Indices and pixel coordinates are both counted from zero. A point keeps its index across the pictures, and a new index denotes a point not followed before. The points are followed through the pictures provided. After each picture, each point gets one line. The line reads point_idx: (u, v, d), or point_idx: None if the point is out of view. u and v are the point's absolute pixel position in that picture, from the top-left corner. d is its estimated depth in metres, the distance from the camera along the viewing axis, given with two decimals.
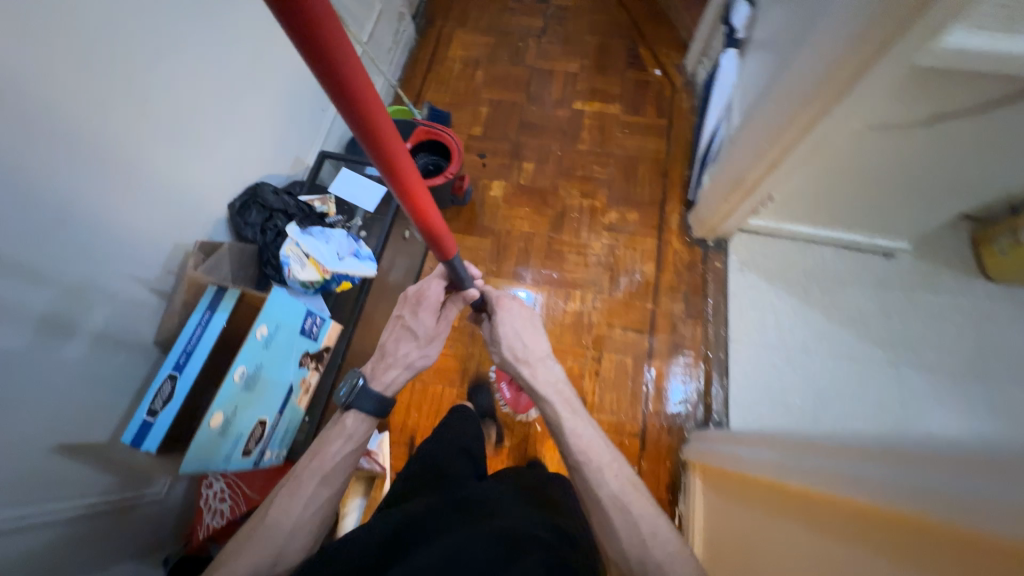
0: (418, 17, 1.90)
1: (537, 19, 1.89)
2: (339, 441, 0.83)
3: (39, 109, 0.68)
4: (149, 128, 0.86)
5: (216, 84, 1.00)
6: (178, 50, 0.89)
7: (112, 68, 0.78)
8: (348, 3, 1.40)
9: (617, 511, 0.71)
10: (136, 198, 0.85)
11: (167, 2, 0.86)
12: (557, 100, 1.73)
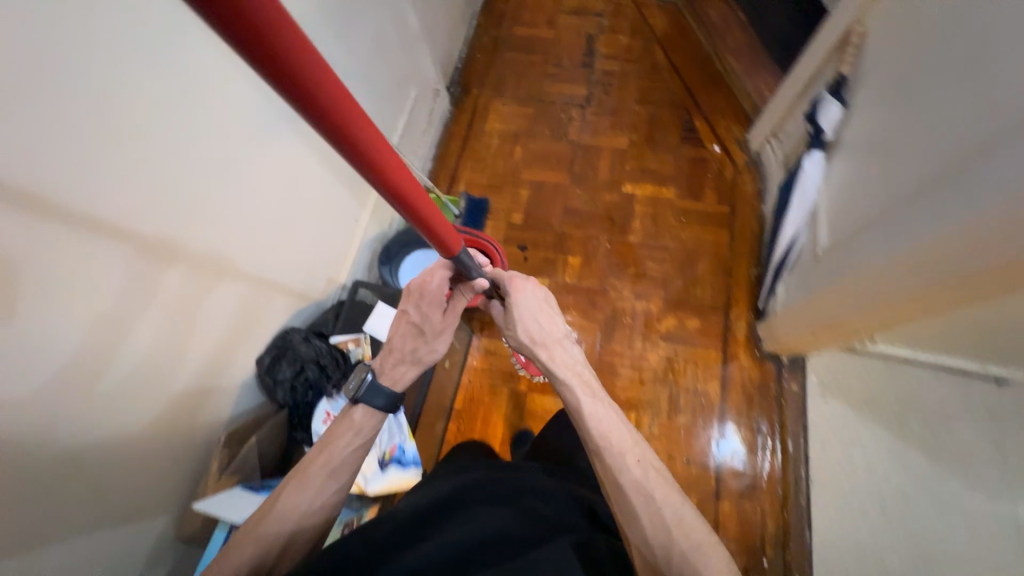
0: (452, 86, 1.76)
1: (580, 86, 1.73)
2: (350, 433, 0.77)
3: (47, 367, 0.58)
4: (183, 319, 0.76)
5: (249, 246, 0.89)
6: (214, 222, 0.79)
7: (142, 276, 0.67)
8: (380, 101, 1.28)
9: (638, 500, 0.67)
10: (152, 403, 0.75)
11: (196, 176, 0.74)
12: (605, 182, 1.57)
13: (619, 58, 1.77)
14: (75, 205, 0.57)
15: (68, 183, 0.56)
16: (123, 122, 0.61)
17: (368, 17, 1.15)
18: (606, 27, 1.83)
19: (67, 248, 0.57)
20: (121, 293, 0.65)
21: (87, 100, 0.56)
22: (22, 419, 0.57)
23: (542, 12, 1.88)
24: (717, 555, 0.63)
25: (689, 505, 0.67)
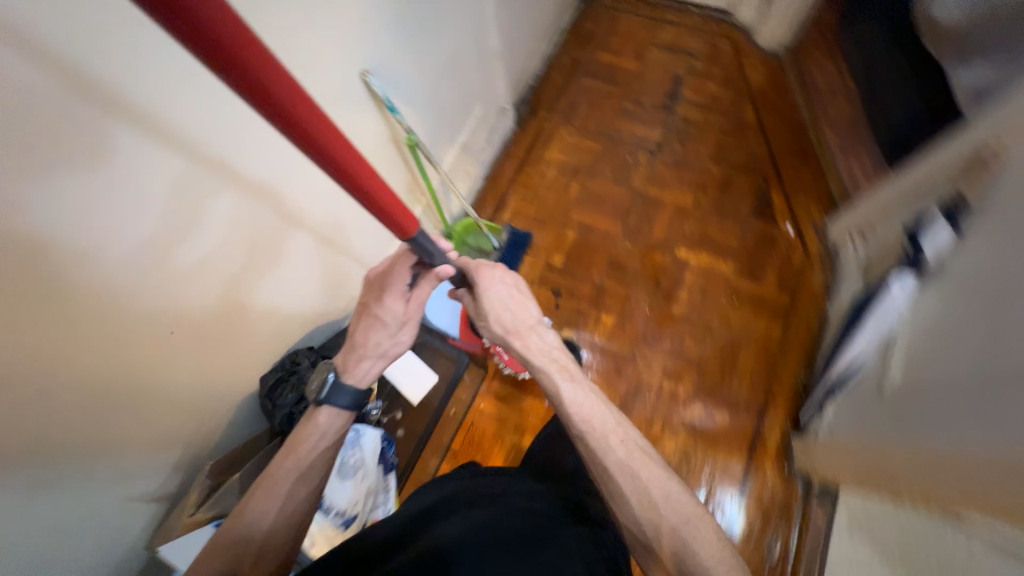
0: (520, 105, 1.68)
1: (655, 130, 1.61)
2: (315, 436, 0.74)
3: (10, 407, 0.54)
4: (167, 350, 0.71)
5: (270, 267, 0.86)
6: (223, 250, 0.74)
7: (124, 310, 0.63)
8: (444, 120, 1.22)
9: (625, 483, 0.69)
10: (135, 425, 0.72)
11: (213, 206, 0.69)
12: (659, 241, 1.46)
13: (703, 107, 1.64)
14: (75, 234, 0.54)
15: (68, 213, 0.52)
16: (138, 148, 0.57)
17: (447, 34, 1.09)
18: (695, 70, 1.70)
19: (59, 278, 0.54)
20: (117, 320, 0.62)
21: (106, 125, 0.53)
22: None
23: (630, 43, 1.77)
24: (705, 526, 0.66)
25: (672, 480, 0.70)
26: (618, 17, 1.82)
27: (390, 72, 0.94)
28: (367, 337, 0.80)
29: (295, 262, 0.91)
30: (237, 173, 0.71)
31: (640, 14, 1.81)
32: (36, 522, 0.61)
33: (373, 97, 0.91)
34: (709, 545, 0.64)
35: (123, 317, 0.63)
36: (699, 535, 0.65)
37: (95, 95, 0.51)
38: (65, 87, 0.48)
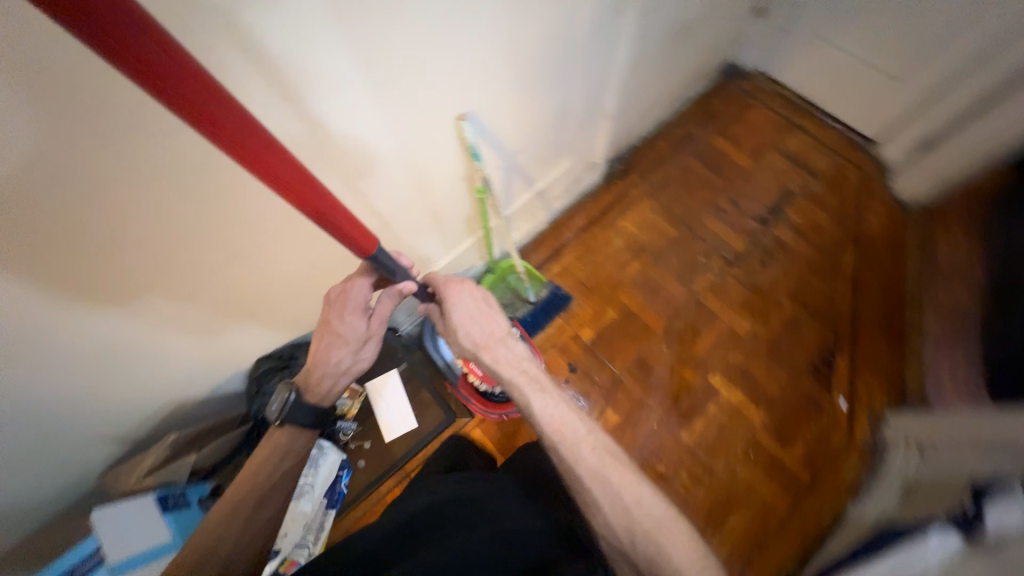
0: (615, 162, 1.60)
1: (740, 240, 1.49)
2: (275, 453, 0.73)
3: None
4: (154, 323, 0.71)
5: (301, 271, 0.84)
6: (247, 249, 0.72)
7: (114, 281, 0.62)
8: (528, 166, 1.17)
9: (600, 492, 0.66)
10: (119, 378, 0.73)
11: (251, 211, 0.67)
12: (698, 359, 1.35)
13: (800, 237, 1.50)
14: (81, 214, 0.54)
15: (67, 192, 0.51)
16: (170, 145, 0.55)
17: (564, 91, 1.03)
18: (810, 195, 1.55)
19: (42, 247, 0.53)
20: (111, 288, 0.63)
21: (146, 124, 0.52)
22: None
23: (754, 139, 1.64)
24: (678, 539, 0.63)
25: (643, 488, 0.67)
26: (752, 107, 1.69)
27: (488, 116, 0.91)
28: (332, 355, 0.79)
29: (331, 274, 0.89)
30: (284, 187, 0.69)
31: (776, 112, 1.68)
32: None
33: (460, 139, 0.89)
34: (685, 557, 0.60)
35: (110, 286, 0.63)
36: (671, 546, 0.61)
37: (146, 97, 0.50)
38: (116, 86, 0.47)
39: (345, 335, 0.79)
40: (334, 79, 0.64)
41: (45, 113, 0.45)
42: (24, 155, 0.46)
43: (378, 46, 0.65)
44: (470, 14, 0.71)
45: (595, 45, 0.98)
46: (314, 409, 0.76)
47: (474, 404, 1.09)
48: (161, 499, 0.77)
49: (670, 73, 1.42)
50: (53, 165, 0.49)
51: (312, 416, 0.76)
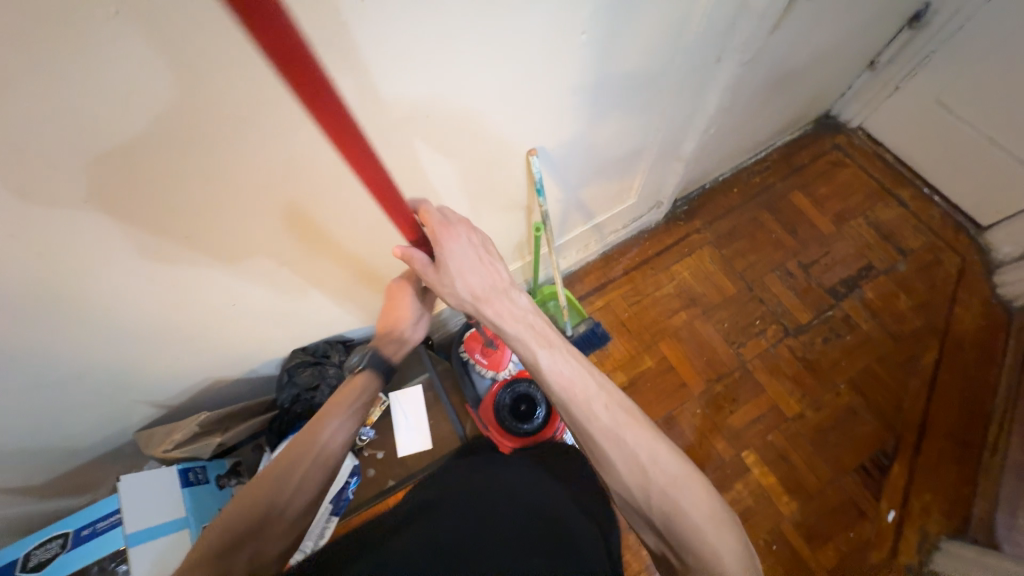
0: (680, 203, 1.51)
1: (805, 310, 1.38)
2: (356, 391, 0.71)
3: (58, 317, 0.59)
4: (209, 317, 0.74)
5: (343, 281, 0.85)
6: (303, 257, 0.74)
7: (183, 282, 0.65)
8: (591, 201, 1.12)
9: (613, 450, 0.60)
10: (165, 357, 0.76)
11: (313, 223, 0.68)
12: (733, 431, 1.26)
13: (875, 321, 1.35)
14: (161, 226, 0.55)
15: (153, 204, 0.52)
16: (248, 166, 0.55)
17: (643, 135, 0.98)
18: (895, 275, 1.40)
19: (127, 251, 0.56)
20: (170, 291, 0.65)
21: (218, 151, 0.51)
22: (28, 334, 0.59)
23: (839, 203, 1.50)
24: (693, 492, 0.57)
25: (658, 440, 0.60)
26: (844, 168, 1.54)
27: (561, 152, 0.87)
28: (399, 327, 0.79)
29: (373, 280, 0.89)
30: (341, 207, 0.68)
31: (872, 177, 1.52)
32: (49, 391, 0.68)
33: (528, 173, 0.86)
34: (700, 513, 0.56)
35: (181, 287, 0.66)
36: (687, 506, 0.56)
37: (225, 127, 0.49)
38: (195, 115, 0.47)
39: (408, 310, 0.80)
40: (421, 110, 0.60)
41: (125, 141, 0.45)
42: (104, 177, 0.47)
43: (472, 84, 0.61)
44: (566, 58, 0.66)
45: (689, 94, 0.92)
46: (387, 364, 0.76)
47: (492, 433, 1.05)
48: (185, 470, 0.81)
49: (761, 122, 1.32)
50: (129, 187, 0.49)
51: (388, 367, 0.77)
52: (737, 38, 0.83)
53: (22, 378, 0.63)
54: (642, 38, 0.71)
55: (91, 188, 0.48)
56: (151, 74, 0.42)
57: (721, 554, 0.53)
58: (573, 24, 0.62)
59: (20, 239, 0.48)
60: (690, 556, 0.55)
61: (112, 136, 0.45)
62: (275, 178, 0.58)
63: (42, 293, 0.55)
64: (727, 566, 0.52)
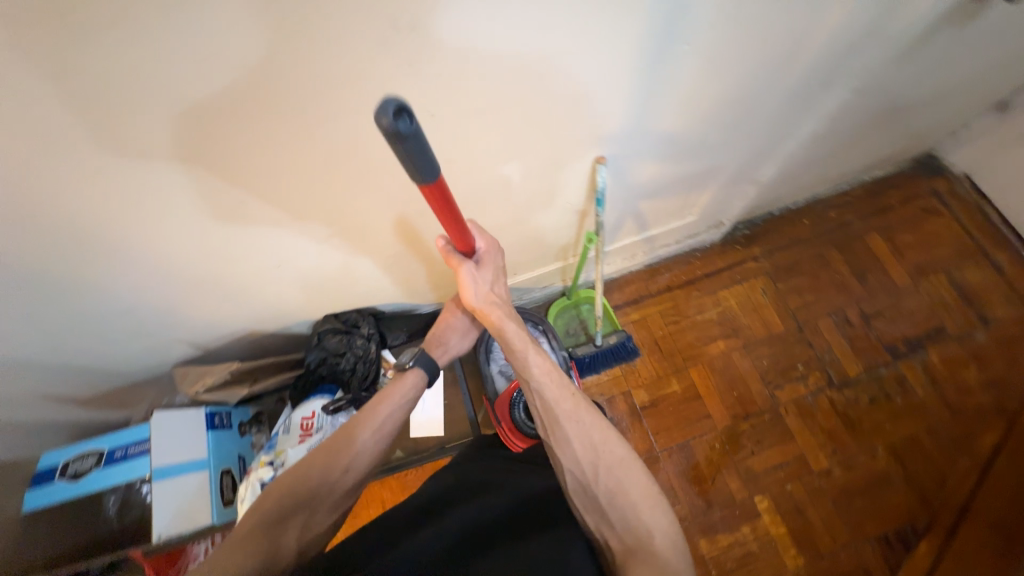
0: (741, 226, 1.41)
1: (857, 363, 1.27)
2: (403, 389, 0.75)
3: (110, 254, 0.60)
4: (250, 274, 0.75)
5: (382, 258, 0.83)
6: (347, 231, 0.73)
7: (229, 240, 0.65)
8: (648, 213, 1.06)
9: (572, 428, 0.65)
10: (205, 305, 0.77)
11: (362, 201, 0.67)
12: (751, 473, 1.20)
13: (934, 389, 1.24)
14: (214, 186, 0.55)
15: (209, 165, 0.52)
16: (307, 140, 0.53)
17: (722, 155, 0.90)
18: (969, 345, 1.27)
19: (180, 204, 0.56)
20: (213, 246, 0.65)
21: (282, 124, 0.50)
22: (82, 266, 0.60)
23: (921, 255, 1.36)
24: (635, 474, 0.62)
25: (609, 429, 0.66)
26: (936, 217, 1.39)
27: (629, 161, 0.81)
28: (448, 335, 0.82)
29: (412, 262, 0.88)
30: (392, 190, 0.66)
31: (966, 232, 1.37)
32: (97, 319, 0.71)
33: (589, 179, 0.81)
34: (638, 491, 0.61)
35: (228, 244, 0.66)
36: (628, 483, 0.61)
37: (292, 101, 0.48)
38: (266, 85, 0.45)
39: (460, 321, 0.83)
40: (494, 106, 0.57)
41: (191, 100, 0.44)
42: (162, 128, 0.46)
43: (555, 83, 0.57)
44: (661, 68, 0.61)
45: (784, 118, 0.83)
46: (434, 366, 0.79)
47: (503, 429, 1.04)
48: (211, 415, 0.85)
49: (852, 154, 1.19)
50: (186, 142, 0.48)
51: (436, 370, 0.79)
52: (857, 64, 0.73)
53: (75, 303, 0.66)
54: (749, 54, 0.64)
55: (150, 138, 0.47)
56: (229, 37, 0.40)
57: (653, 530, 0.58)
58: (678, 33, 0.56)
59: (79, 176, 0.49)
60: (628, 531, 0.58)
61: (176, 93, 0.43)
62: (332, 157, 0.56)
63: (93, 229, 0.55)
64: (656, 541, 0.57)
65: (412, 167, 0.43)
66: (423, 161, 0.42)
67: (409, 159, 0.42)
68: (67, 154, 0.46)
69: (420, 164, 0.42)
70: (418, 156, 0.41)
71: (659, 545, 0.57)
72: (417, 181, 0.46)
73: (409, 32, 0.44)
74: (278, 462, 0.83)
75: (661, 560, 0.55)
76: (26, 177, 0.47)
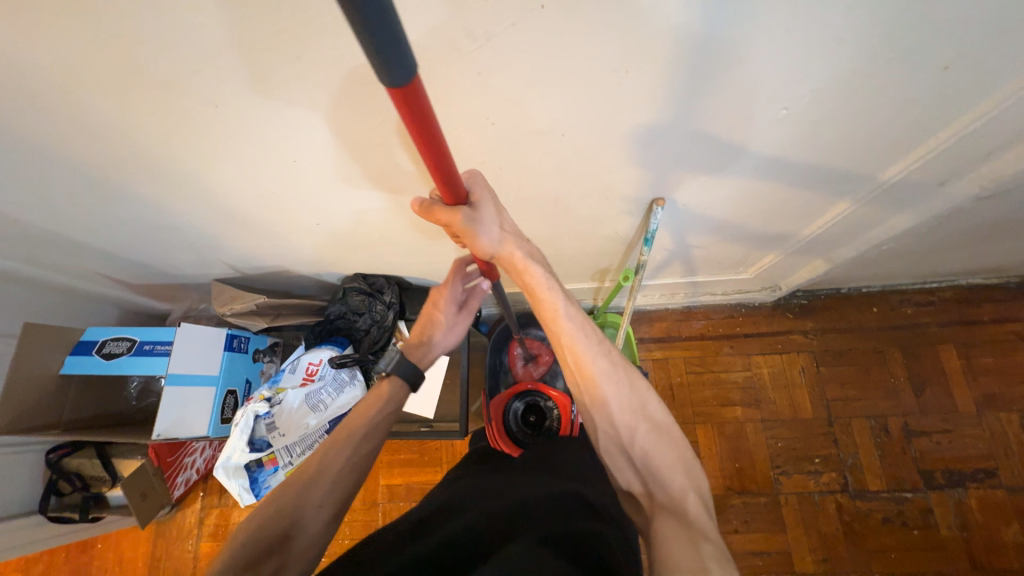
0: (801, 294, 1.30)
1: (881, 475, 1.17)
2: (382, 400, 0.71)
3: (172, 176, 0.64)
4: (291, 223, 0.77)
5: (418, 240, 0.84)
6: (389, 209, 0.73)
7: (277, 191, 0.67)
8: (701, 259, 0.99)
9: (609, 391, 0.61)
10: (248, 239, 0.81)
11: (409, 185, 0.66)
12: (727, 548, 1.14)
13: (960, 532, 1.11)
14: (272, 141, 0.56)
15: (270, 122, 0.53)
16: (363, 121, 0.52)
17: (797, 223, 0.83)
18: (1019, 498, 1.12)
19: (238, 149, 0.58)
20: (262, 191, 0.67)
21: (341, 103, 0.50)
22: (146, 179, 0.65)
23: (997, 384, 1.20)
24: (668, 440, 0.60)
25: (649, 392, 0.63)
26: None
27: (692, 208, 0.75)
28: (430, 335, 0.81)
29: (446, 248, 0.88)
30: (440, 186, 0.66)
31: None
32: (152, 226, 0.77)
33: (645, 216, 0.77)
34: (672, 456, 0.58)
35: (276, 192, 0.68)
36: (663, 447, 0.59)
37: (355, 83, 0.47)
38: (329, 64, 0.45)
39: (444, 316, 0.82)
40: (556, 128, 0.54)
41: (266, 64, 0.45)
42: (232, 81, 0.47)
43: (629, 117, 0.53)
44: (749, 127, 0.55)
45: (879, 207, 0.74)
46: (415, 370, 0.75)
47: (493, 428, 1.03)
48: (231, 337, 0.91)
49: (954, 256, 1.05)
50: (251, 98, 0.49)
51: (417, 374, 0.75)
52: (989, 169, 0.63)
53: (136, 208, 0.71)
54: (856, 133, 0.57)
55: (214, 86, 0.48)
56: (299, 11, 0.40)
57: (685, 490, 0.56)
58: (778, 97, 0.50)
59: (151, 105, 0.51)
60: (658, 490, 0.57)
61: (248, 53, 0.44)
62: (385, 142, 0.56)
63: (159, 152, 0.59)
64: (687, 499, 0.56)
65: (372, 58, 0.29)
66: (387, 35, 0.27)
67: (367, 44, 0.28)
68: (141, 83, 0.48)
69: (385, 58, 0.29)
70: (375, 17, 0.26)
71: (690, 505, 0.55)
72: (382, 79, 0.31)
73: (483, 42, 0.42)
74: (276, 400, 0.87)
75: (691, 517, 0.53)
76: (107, 95, 0.50)
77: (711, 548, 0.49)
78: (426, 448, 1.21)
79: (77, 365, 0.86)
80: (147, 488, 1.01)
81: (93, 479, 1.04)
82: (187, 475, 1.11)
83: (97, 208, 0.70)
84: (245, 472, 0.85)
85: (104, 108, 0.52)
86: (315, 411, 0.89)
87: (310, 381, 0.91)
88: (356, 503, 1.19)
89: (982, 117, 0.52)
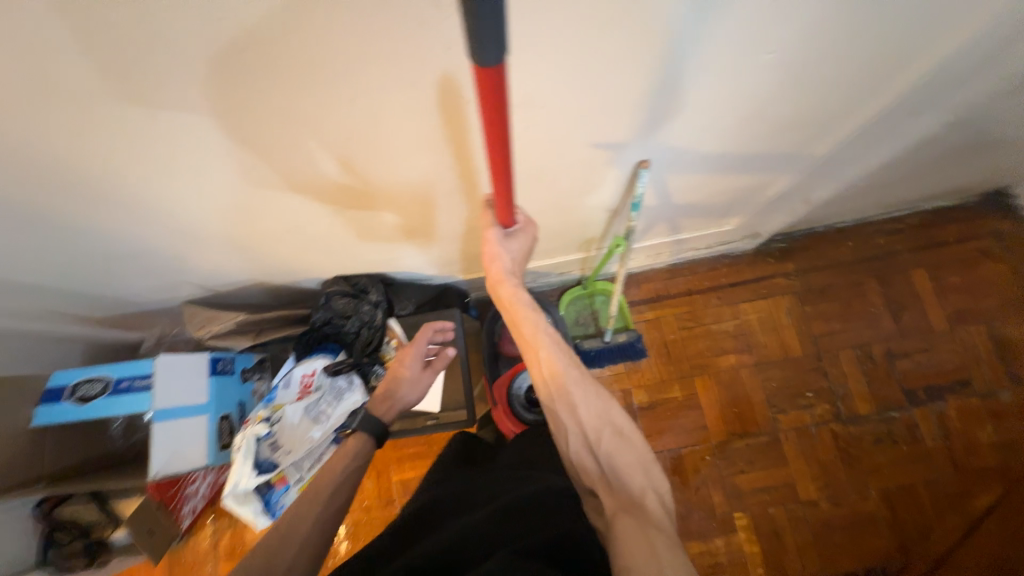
0: (779, 238, 1.32)
1: (869, 398, 1.24)
2: (346, 458, 0.73)
3: (117, 200, 0.58)
4: (261, 231, 0.71)
5: (400, 235, 0.80)
6: (364, 207, 0.68)
7: (237, 200, 0.62)
8: (687, 217, 0.99)
9: (578, 394, 0.63)
10: (213, 254, 0.75)
11: (384, 176, 0.61)
12: (735, 489, 1.20)
13: (944, 441, 1.20)
14: (223, 147, 0.51)
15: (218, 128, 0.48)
16: (324, 116, 0.48)
17: (774, 174, 0.83)
18: (991, 403, 1.21)
19: (189, 160, 0.52)
20: (221, 204, 0.62)
21: (297, 96, 0.45)
22: (86, 206, 0.58)
23: (965, 300, 1.27)
24: (634, 444, 0.61)
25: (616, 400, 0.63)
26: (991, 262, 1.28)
27: (675, 168, 0.73)
28: (395, 390, 0.84)
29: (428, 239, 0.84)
30: (420, 169, 0.61)
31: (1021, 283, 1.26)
32: (104, 255, 0.70)
33: (630, 181, 0.75)
34: (633, 458, 0.59)
35: (237, 202, 0.62)
36: (626, 450, 0.60)
37: (313, 74, 0.43)
38: (278, 54, 0.40)
39: (409, 371, 0.86)
40: (536, 99, 0.51)
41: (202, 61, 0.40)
42: (166, 89, 0.42)
43: (609, 78, 0.50)
44: (734, 76, 0.53)
45: (857, 145, 0.74)
46: (380, 425, 0.78)
47: (498, 411, 1.06)
48: (215, 360, 0.87)
49: (922, 182, 1.08)
50: (192, 104, 0.44)
51: (383, 429, 0.78)
52: (960, 95, 0.63)
53: (82, 238, 0.65)
54: (837, 73, 0.56)
55: (151, 96, 0.43)
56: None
57: (647, 491, 0.57)
58: (761, 43, 0.48)
59: (78, 123, 0.45)
60: (621, 491, 0.57)
61: (182, 56, 0.39)
62: (352, 138, 0.52)
63: (95, 173, 0.52)
64: (648, 503, 0.56)
65: (471, 40, 0.30)
66: (492, 26, 0.29)
67: (467, 27, 0.29)
68: (67, 102, 0.42)
69: (485, 26, 0.28)
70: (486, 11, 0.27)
71: (650, 503, 0.56)
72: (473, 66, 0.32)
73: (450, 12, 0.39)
74: (275, 417, 0.84)
75: (650, 514, 0.54)
76: (26, 120, 0.44)
77: (667, 547, 0.50)
78: (434, 439, 1.21)
79: (48, 416, 0.80)
80: (154, 524, 0.98)
81: (94, 523, 1.01)
82: (193, 504, 1.08)
83: (38, 242, 0.64)
84: (256, 496, 0.82)
85: (24, 135, 0.45)
86: (318, 423, 0.87)
87: (308, 393, 0.89)
88: (372, 502, 1.18)
89: (962, 39, 0.51)
